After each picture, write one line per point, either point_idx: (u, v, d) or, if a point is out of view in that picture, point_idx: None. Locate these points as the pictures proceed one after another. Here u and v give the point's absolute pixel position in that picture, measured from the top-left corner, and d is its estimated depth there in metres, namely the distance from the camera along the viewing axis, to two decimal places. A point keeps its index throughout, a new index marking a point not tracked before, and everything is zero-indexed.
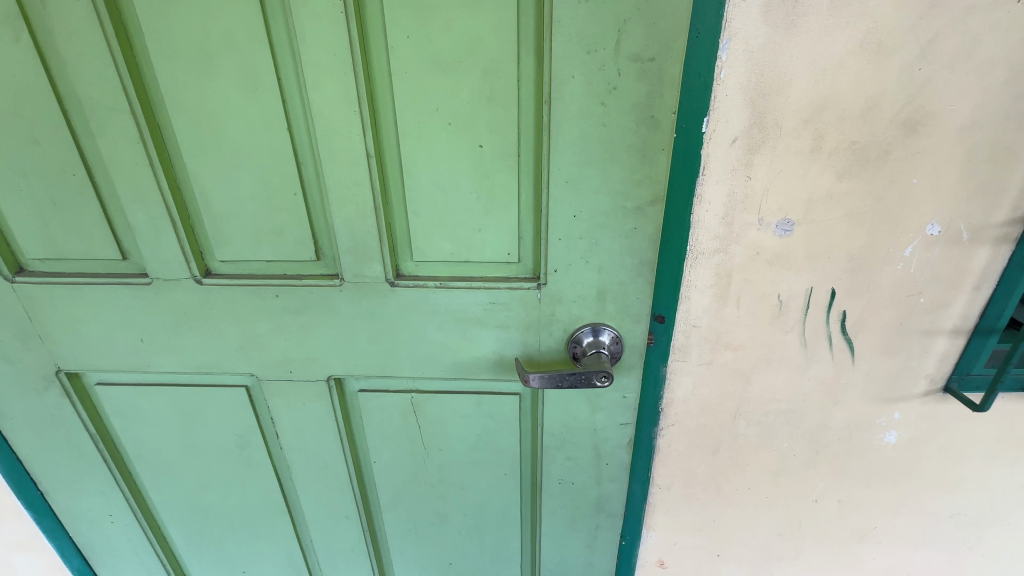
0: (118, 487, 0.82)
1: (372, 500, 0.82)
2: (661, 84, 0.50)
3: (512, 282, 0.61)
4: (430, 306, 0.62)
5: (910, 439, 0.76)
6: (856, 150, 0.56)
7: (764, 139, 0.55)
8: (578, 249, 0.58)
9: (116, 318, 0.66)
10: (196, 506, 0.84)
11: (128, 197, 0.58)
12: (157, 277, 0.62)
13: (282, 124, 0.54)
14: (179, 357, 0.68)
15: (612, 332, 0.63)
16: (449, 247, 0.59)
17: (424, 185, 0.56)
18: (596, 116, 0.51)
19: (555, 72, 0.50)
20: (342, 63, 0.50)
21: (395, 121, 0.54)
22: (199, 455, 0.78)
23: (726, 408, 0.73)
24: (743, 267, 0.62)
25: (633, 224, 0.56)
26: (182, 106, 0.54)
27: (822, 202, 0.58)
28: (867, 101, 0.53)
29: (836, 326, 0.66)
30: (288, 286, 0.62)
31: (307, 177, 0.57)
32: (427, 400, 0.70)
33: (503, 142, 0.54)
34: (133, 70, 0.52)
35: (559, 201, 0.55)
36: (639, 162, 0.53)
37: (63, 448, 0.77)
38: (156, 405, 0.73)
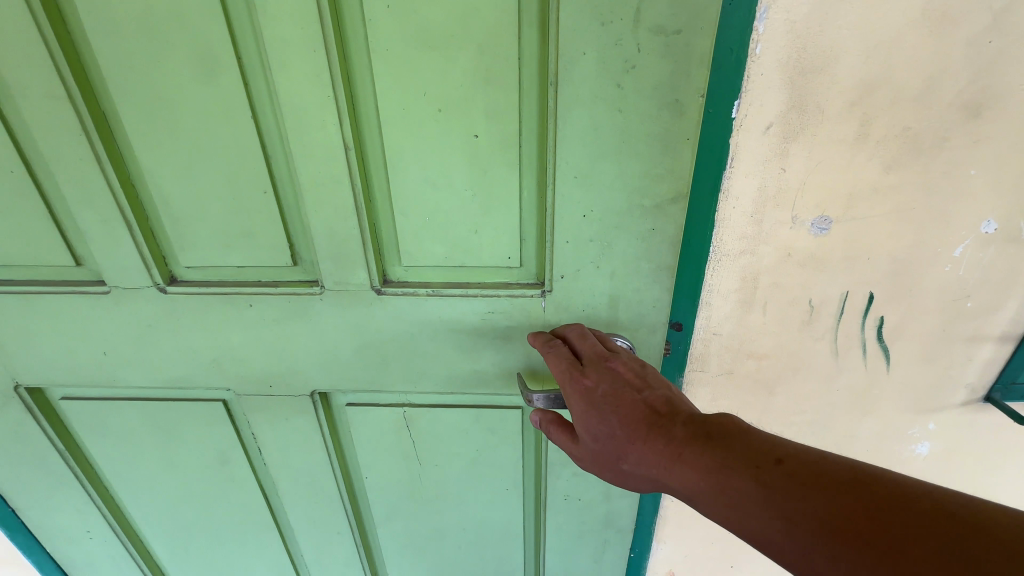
0: (94, 504, 0.76)
1: (365, 514, 0.77)
2: (689, 63, 0.42)
3: (514, 289, 0.54)
4: (422, 316, 0.56)
5: (944, 449, 0.70)
6: (907, 137, 0.49)
7: (802, 125, 0.48)
8: (588, 253, 0.51)
9: (74, 330, 0.59)
10: (179, 523, 0.79)
11: (75, 196, 0.51)
12: (115, 286, 0.56)
13: (245, 112, 0.47)
14: (147, 371, 0.62)
15: (626, 342, 0.54)
16: (442, 251, 0.53)
17: (412, 182, 0.49)
18: (611, 101, 0.44)
19: (562, 48, 0.42)
20: (312, 39, 0.43)
21: (376, 108, 0.46)
22: (177, 470, 0.73)
23: (746, 419, 0.67)
24: (772, 270, 0.55)
25: (650, 225, 0.49)
26: (130, 92, 0.46)
27: (865, 197, 0.51)
28: (925, 80, 0.46)
29: (872, 333, 0.60)
30: (262, 295, 0.55)
31: (279, 172, 0.50)
32: (421, 414, 0.65)
33: (501, 131, 0.46)
34: (68, 51, 0.45)
35: (567, 200, 0.48)
36: (659, 156, 0.46)
37: (31, 465, 0.72)
38: (127, 420, 0.68)
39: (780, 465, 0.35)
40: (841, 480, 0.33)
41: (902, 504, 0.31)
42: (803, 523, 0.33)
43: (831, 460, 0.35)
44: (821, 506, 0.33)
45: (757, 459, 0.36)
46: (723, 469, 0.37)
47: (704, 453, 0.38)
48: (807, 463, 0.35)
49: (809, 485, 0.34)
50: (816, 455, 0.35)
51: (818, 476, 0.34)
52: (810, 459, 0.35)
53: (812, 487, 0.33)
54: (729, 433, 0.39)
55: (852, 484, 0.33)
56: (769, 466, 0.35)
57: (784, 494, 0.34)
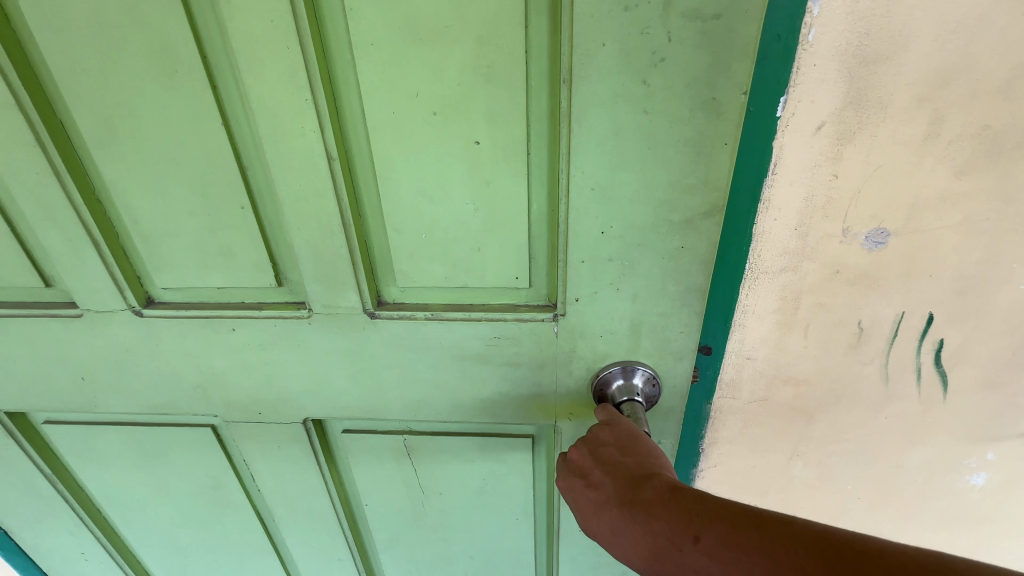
0: (87, 527, 0.73)
1: (367, 540, 0.72)
2: (730, 53, 0.36)
3: (522, 312, 0.48)
4: (420, 341, 0.50)
5: (1002, 481, 0.63)
6: (984, 137, 0.41)
7: (859, 125, 0.41)
8: (607, 274, 0.45)
9: (48, 355, 0.55)
10: (173, 547, 0.75)
11: (35, 213, 0.46)
12: (88, 309, 0.51)
13: (216, 118, 0.41)
14: (128, 398, 0.58)
15: (647, 373, 0.50)
16: (441, 271, 0.47)
17: (405, 195, 0.43)
18: (635, 101, 0.38)
19: (577, 38, 0.36)
20: (285, 33, 0.37)
21: (363, 113, 0.40)
22: (169, 495, 0.68)
23: (781, 447, 0.61)
24: (817, 289, 0.49)
25: (679, 242, 0.43)
26: (87, 97, 0.41)
27: (931, 206, 0.44)
28: (1012, 70, 0.39)
29: (929, 357, 0.53)
30: (245, 318, 0.50)
31: (257, 185, 0.44)
32: (423, 442, 0.59)
33: (506, 136, 0.40)
34: (13, 51, 0.40)
35: (583, 215, 0.42)
36: (693, 164, 0.39)
37: (20, 488, 0.68)
38: (113, 444, 0.64)
39: (697, 544, 0.32)
40: (748, 545, 0.30)
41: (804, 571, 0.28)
42: None
43: (742, 519, 0.31)
44: None
45: (676, 539, 0.33)
46: (656, 554, 0.34)
47: (639, 537, 0.35)
48: (720, 532, 0.31)
49: (726, 562, 0.31)
50: (729, 515, 0.32)
51: (730, 546, 0.31)
52: (723, 524, 0.32)
53: (728, 563, 0.30)
54: (652, 506, 0.35)
55: (761, 550, 0.29)
56: (688, 546, 0.32)
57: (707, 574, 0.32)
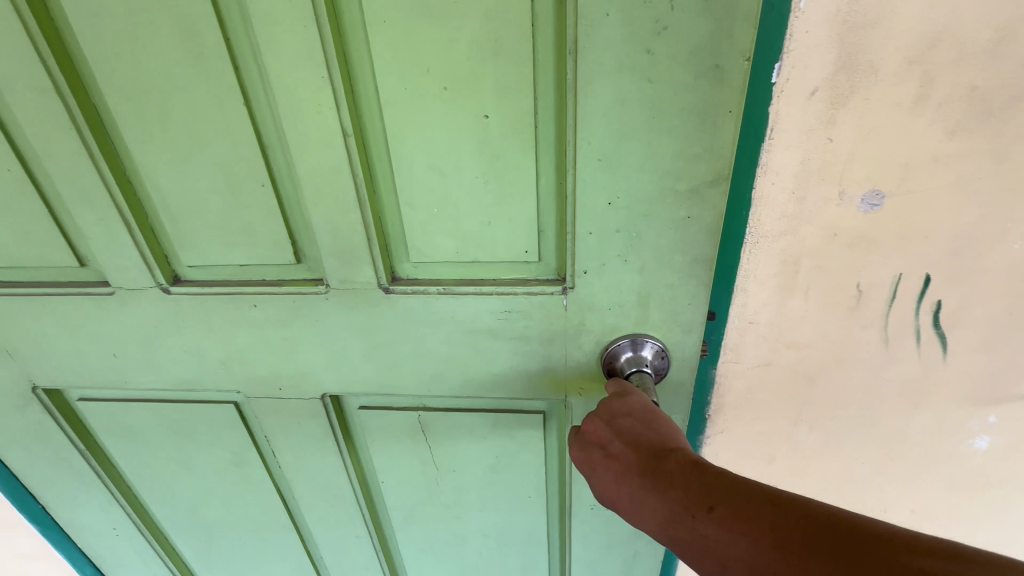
0: (118, 503, 0.75)
1: (384, 520, 0.75)
2: (732, 19, 0.37)
3: (533, 286, 0.50)
4: (433, 316, 0.52)
5: (1006, 445, 0.64)
6: (975, 97, 0.43)
7: (852, 89, 0.44)
8: (614, 245, 0.47)
9: (82, 332, 0.57)
10: (199, 525, 0.78)
11: (72, 194, 0.49)
12: (118, 287, 0.54)
13: (236, 97, 0.43)
14: (157, 374, 0.60)
15: (656, 345, 0.52)
16: (453, 245, 0.49)
17: (418, 170, 0.45)
18: (639, 70, 0.39)
19: (582, 10, 0.38)
20: (300, 11, 0.39)
21: (376, 89, 0.42)
22: (194, 473, 0.71)
23: (786, 412, 0.63)
24: (815, 252, 0.52)
25: (686, 211, 0.45)
26: (118, 80, 0.44)
27: (924, 167, 0.47)
28: (1000, 31, 0.40)
29: (927, 319, 0.55)
30: (265, 294, 0.52)
31: (276, 164, 0.46)
32: (437, 419, 0.61)
33: (515, 109, 0.42)
34: (51, 36, 0.42)
35: (590, 185, 0.44)
36: (697, 132, 0.41)
37: (56, 464, 0.71)
38: (143, 421, 0.66)
39: (711, 513, 0.33)
40: (761, 520, 0.32)
41: (813, 546, 0.29)
42: (736, 568, 0.32)
43: (759, 495, 0.33)
44: (745, 552, 0.31)
45: (691, 507, 0.35)
46: (669, 520, 0.35)
47: (655, 505, 0.37)
48: (735, 505, 0.33)
49: (739, 532, 0.32)
50: (746, 491, 0.33)
51: (744, 518, 0.32)
52: (739, 498, 0.33)
53: (740, 533, 0.32)
54: (672, 477, 0.37)
55: (772, 524, 0.31)
56: (702, 515, 0.34)
57: (716, 542, 0.33)
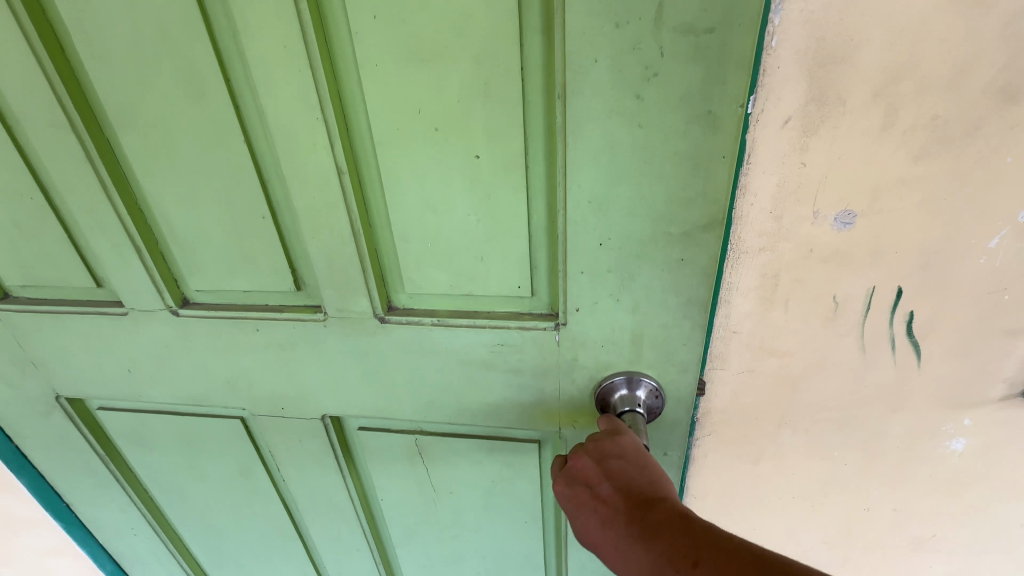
0: (135, 505, 0.78)
1: (384, 535, 0.77)
2: (724, 67, 0.37)
3: (525, 320, 0.51)
4: (428, 346, 0.54)
5: (981, 446, 0.67)
6: (936, 126, 0.46)
7: (823, 118, 0.46)
8: (607, 285, 0.48)
9: (100, 348, 0.60)
10: (210, 531, 0.80)
11: (88, 222, 0.52)
12: (132, 308, 0.56)
13: (238, 136, 0.46)
14: (168, 388, 0.62)
15: (651, 386, 0.52)
16: (447, 279, 0.51)
17: (411, 206, 0.47)
18: (630, 115, 0.40)
19: (571, 57, 0.38)
20: (295, 57, 0.41)
21: (369, 128, 0.44)
22: (205, 481, 0.74)
23: (769, 417, 0.66)
24: (794, 267, 0.54)
25: (680, 254, 0.45)
26: (129, 118, 0.47)
27: (892, 189, 0.49)
28: (956, 66, 0.43)
29: (901, 329, 0.58)
30: (268, 319, 0.55)
31: (275, 198, 0.49)
32: (433, 442, 0.63)
33: (504, 150, 0.43)
34: (69, 79, 0.46)
35: (582, 227, 0.45)
36: (689, 177, 0.42)
37: (77, 467, 0.74)
38: (156, 431, 0.68)
39: (695, 568, 0.35)
40: None
41: None
42: None
43: (742, 554, 0.35)
44: None
45: (677, 560, 0.36)
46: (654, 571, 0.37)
47: (641, 554, 0.38)
48: (719, 563, 0.35)
49: None
50: (730, 549, 0.35)
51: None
52: (723, 556, 0.35)
53: None
54: (661, 528, 0.38)
55: None
56: (687, 569, 0.36)
57: None
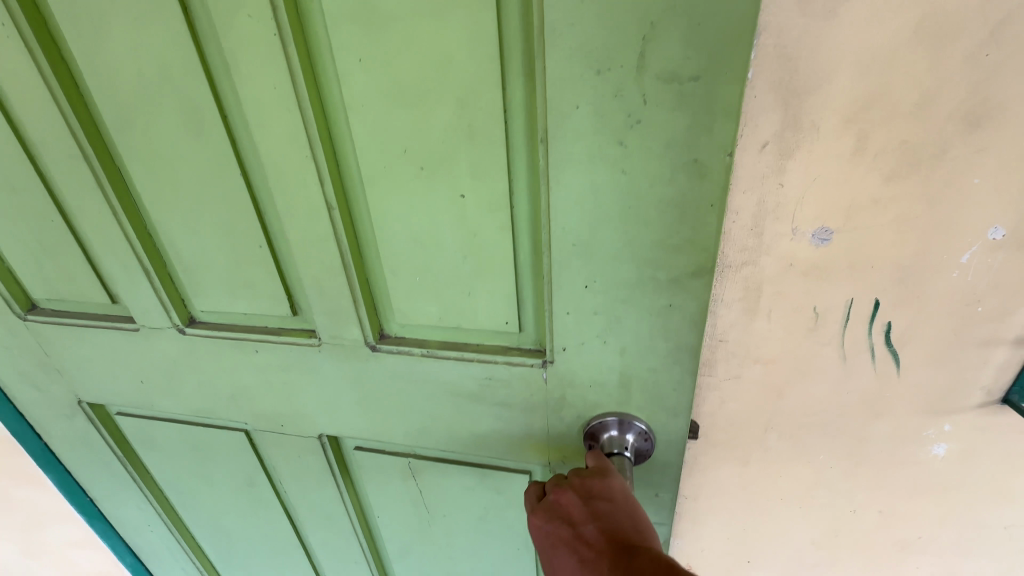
0: (150, 505, 0.81)
1: (381, 549, 0.79)
2: (711, 115, 0.36)
3: (513, 355, 0.52)
4: (418, 375, 0.56)
5: (962, 451, 0.69)
6: (906, 150, 0.48)
7: (798, 142, 0.48)
8: (594, 326, 0.47)
9: (116, 360, 0.64)
10: (219, 533, 0.83)
11: (102, 244, 0.55)
12: (143, 324, 0.59)
13: (235, 171, 0.48)
14: (178, 399, 0.65)
15: (642, 430, 0.52)
16: (437, 311, 0.52)
17: (400, 241, 0.48)
18: (612, 162, 0.39)
19: (550, 104, 0.38)
20: (285, 99, 0.43)
21: (358, 165, 0.46)
22: (212, 487, 0.76)
23: (755, 422, 0.68)
24: (775, 280, 0.56)
25: (669, 300, 0.44)
26: (135, 151, 0.49)
27: (866, 209, 0.51)
28: (922, 94, 0.45)
29: (879, 339, 0.60)
30: (266, 342, 0.57)
31: (271, 230, 0.51)
32: (426, 466, 0.65)
33: (488, 192, 0.44)
34: (82, 112, 0.48)
35: (567, 270, 0.44)
36: (675, 225, 0.41)
37: (98, 466, 0.78)
38: (168, 437, 0.71)
39: None
40: None
41: None
42: None
43: None
44: None
45: None
46: None
47: None
48: None
49: None
50: None
51: None
52: None
53: None
54: None
55: None
56: None
57: None
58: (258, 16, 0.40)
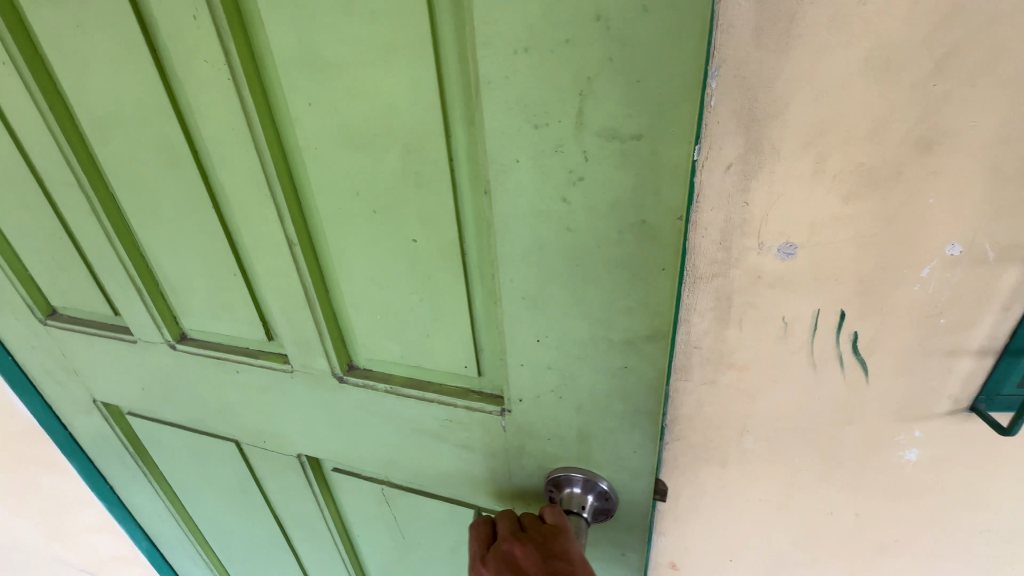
0: (161, 493, 0.93)
1: (361, 563, 0.81)
2: (655, 176, 0.37)
3: (472, 401, 0.54)
4: (384, 410, 0.58)
5: (933, 457, 0.71)
6: (863, 172, 0.49)
7: (760, 165, 0.49)
8: (548, 381, 0.49)
9: (125, 367, 0.72)
10: (227, 524, 0.89)
11: (105, 266, 0.61)
12: (142, 337, 0.66)
13: (207, 205, 0.51)
14: (176, 408, 0.72)
15: (605, 493, 0.53)
16: (398, 349, 0.54)
17: (359, 278, 0.51)
18: (558, 217, 0.40)
19: (492, 157, 0.39)
20: (243, 140, 0.46)
21: (317, 206, 0.48)
22: (211, 485, 0.83)
23: (732, 424, 0.70)
24: (744, 291, 0.58)
25: (624, 361, 0.45)
26: (130, 182, 0.54)
27: (827, 226, 0.52)
28: (875, 120, 0.46)
29: (848, 347, 0.61)
30: (245, 364, 0.61)
31: (242, 261, 0.54)
32: (398, 494, 0.66)
33: (438, 238, 0.46)
34: (85, 153, 0.55)
35: (519, 323, 0.46)
36: (628, 285, 0.41)
37: (118, 457, 0.90)
38: (170, 441, 0.80)
39: None
40: None
41: None
42: None
43: None
44: None
45: None
46: None
47: None
48: None
49: None
50: None
51: None
52: None
53: None
54: None
55: None
56: None
57: None
58: (213, 62, 0.43)
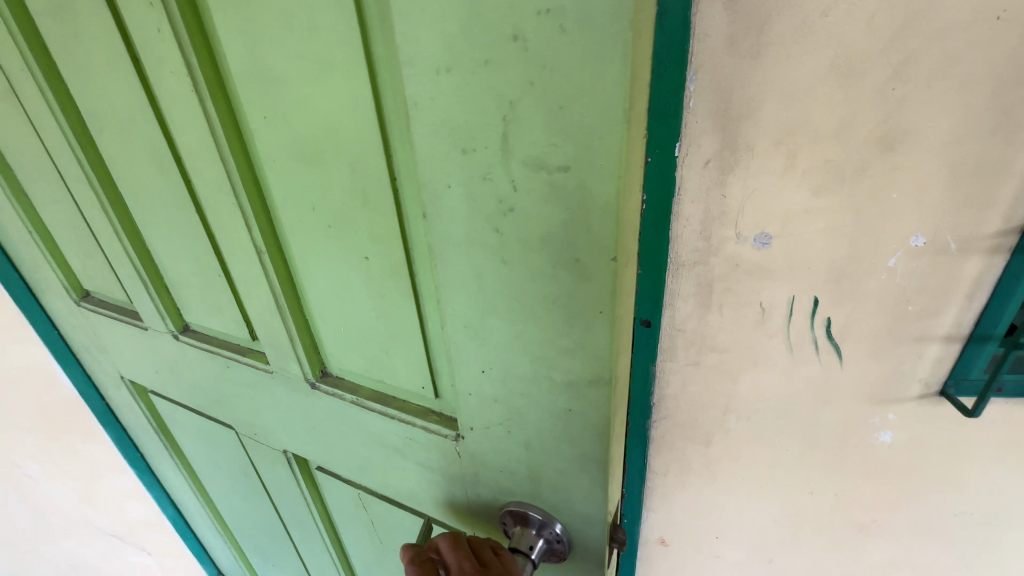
0: (179, 468, 1.04)
1: (337, 542, 0.90)
2: (585, 211, 0.39)
3: (430, 424, 0.60)
4: (355, 419, 0.66)
5: (907, 438, 0.75)
6: (831, 167, 0.53)
7: (736, 161, 0.53)
8: (496, 413, 0.53)
9: (141, 351, 0.85)
10: (245, 492, 0.97)
11: (122, 263, 0.75)
12: (149, 325, 0.80)
13: (198, 215, 0.63)
14: (187, 388, 0.84)
15: (556, 536, 0.57)
16: (362, 360, 0.62)
17: (323, 288, 0.60)
18: (491, 246, 0.44)
19: (428, 181, 0.43)
20: (213, 155, 0.56)
21: (283, 218, 0.57)
22: (221, 460, 0.94)
23: (716, 404, 0.74)
24: (724, 278, 0.62)
25: (566, 403, 0.48)
26: (159, 185, 0.63)
27: (799, 218, 0.56)
28: (841, 121, 0.50)
29: (822, 333, 0.65)
30: (234, 360, 0.73)
31: (225, 263, 0.65)
32: (374, 498, 0.74)
33: (386, 258, 0.52)
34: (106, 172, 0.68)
35: (465, 351, 0.50)
36: (565, 324, 0.44)
37: (145, 430, 1.02)
38: (184, 418, 0.92)
39: None
40: None
41: None
42: None
43: None
44: None
45: None
46: None
47: None
48: None
49: None
50: None
51: None
52: None
53: None
54: None
55: None
56: None
57: None
58: (180, 75, 0.52)
